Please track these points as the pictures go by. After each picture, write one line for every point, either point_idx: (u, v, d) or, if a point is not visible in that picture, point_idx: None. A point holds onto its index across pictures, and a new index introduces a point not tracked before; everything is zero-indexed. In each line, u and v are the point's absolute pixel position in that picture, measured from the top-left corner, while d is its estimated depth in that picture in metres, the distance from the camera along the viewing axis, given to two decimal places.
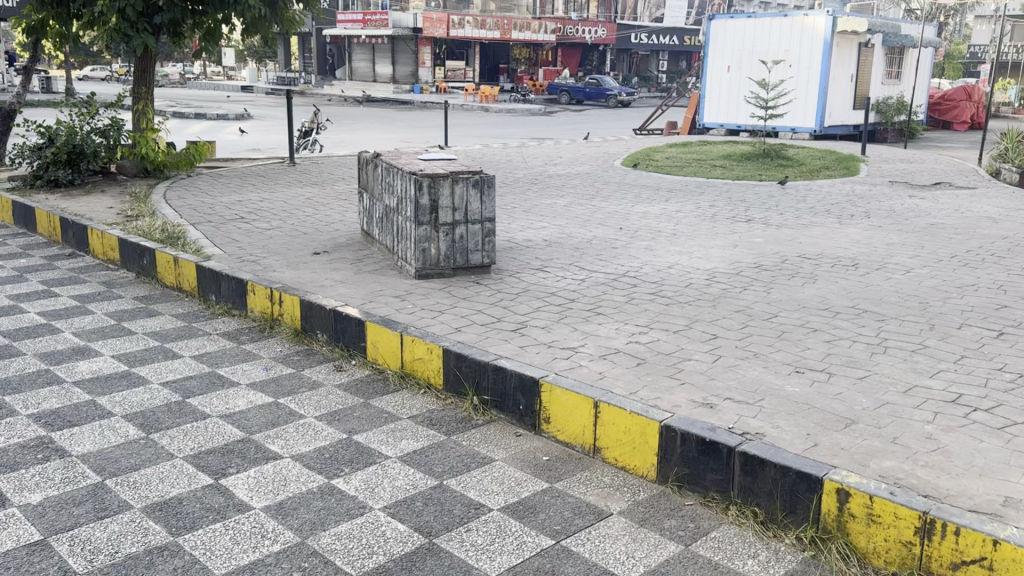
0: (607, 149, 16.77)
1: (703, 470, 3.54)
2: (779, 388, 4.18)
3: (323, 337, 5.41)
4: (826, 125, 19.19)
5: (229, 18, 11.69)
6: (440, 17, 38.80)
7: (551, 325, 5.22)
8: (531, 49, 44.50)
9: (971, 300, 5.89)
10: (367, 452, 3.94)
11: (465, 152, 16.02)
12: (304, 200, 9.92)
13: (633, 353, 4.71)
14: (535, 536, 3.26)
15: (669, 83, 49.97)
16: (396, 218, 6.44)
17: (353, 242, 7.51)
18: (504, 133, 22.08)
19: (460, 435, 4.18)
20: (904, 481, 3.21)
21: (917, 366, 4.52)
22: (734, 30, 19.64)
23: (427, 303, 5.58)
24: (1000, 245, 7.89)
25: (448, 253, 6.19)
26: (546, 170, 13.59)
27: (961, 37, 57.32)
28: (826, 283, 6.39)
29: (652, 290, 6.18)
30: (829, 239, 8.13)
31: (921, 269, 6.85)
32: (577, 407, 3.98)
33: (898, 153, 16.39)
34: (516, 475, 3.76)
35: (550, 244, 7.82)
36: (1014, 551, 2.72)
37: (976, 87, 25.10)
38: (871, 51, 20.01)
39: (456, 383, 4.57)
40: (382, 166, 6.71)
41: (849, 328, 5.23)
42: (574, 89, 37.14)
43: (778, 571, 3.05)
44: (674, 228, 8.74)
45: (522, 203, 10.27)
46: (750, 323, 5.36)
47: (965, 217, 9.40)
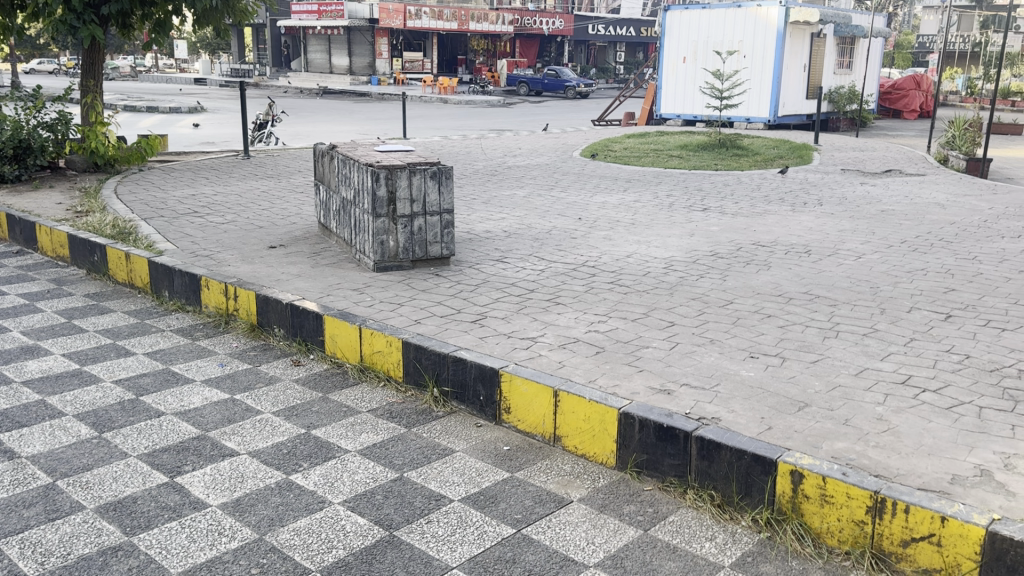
0: (565, 140, 16.81)
1: (661, 455, 3.58)
2: (734, 373, 4.24)
3: (280, 332, 5.34)
4: (780, 115, 19.47)
5: (179, 10, 11.44)
6: (397, 8, 38.47)
7: (510, 315, 5.22)
8: (489, 40, 44.35)
9: (920, 285, 6.03)
10: (326, 447, 3.91)
11: (424, 144, 15.92)
12: (259, 193, 9.79)
13: (592, 342, 4.74)
14: (495, 526, 3.27)
15: (627, 74, 50.18)
16: (353, 210, 6.39)
17: (309, 236, 7.44)
18: (462, 124, 22.01)
19: (421, 427, 4.16)
20: (856, 462, 3.28)
21: (868, 350, 4.61)
22: (689, 20, 19.80)
23: (386, 296, 5.55)
24: (947, 230, 8.09)
25: (407, 245, 6.17)
26: (505, 161, 13.58)
27: (911, 27, 58.44)
28: (779, 270, 6.49)
29: (611, 279, 6.22)
30: (784, 227, 8.25)
31: (872, 255, 6.99)
32: (536, 397, 3.99)
33: (850, 141, 16.68)
34: (477, 466, 3.76)
35: (510, 235, 7.82)
36: (962, 527, 2.79)
37: (924, 76, 25.64)
38: (823, 41, 20.28)
39: (415, 375, 4.55)
40: (338, 158, 6.64)
41: (802, 313, 5.32)
42: (532, 80, 37.10)
43: (735, 553, 3.09)
44: (632, 218, 8.78)
45: (481, 195, 10.26)
46: (706, 310, 5.42)
47: (915, 204, 9.60)
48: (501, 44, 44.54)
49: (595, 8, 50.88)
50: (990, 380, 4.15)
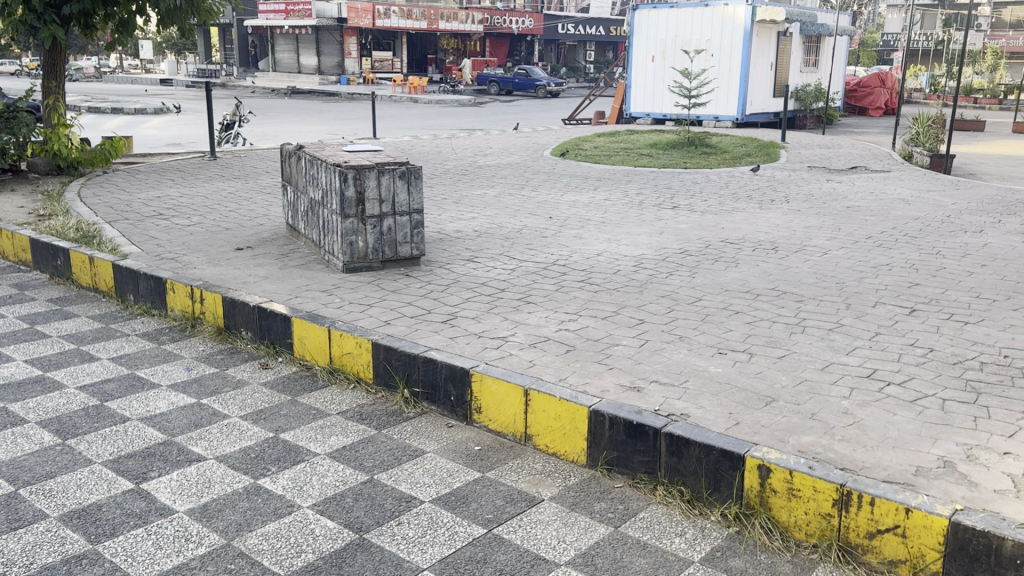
0: (536, 138, 16.83)
1: (631, 452, 3.59)
2: (703, 369, 4.27)
3: (247, 334, 5.29)
4: (747, 113, 19.65)
5: (143, 9, 11.26)
6: (365, 7, 38.19)
7: (481, 315, 5.22)
8: (459, 40, 44.24)
9: (885, 280, 6.11)
10: (294, 450, 3.87)
11: (393, 144, 15.85)
12: (226, 195, 9.69)
13: (563, 341, 4.74)
14: (466, 526, 3.26)
15: (597, 73, 50.33)
16: (321, 211, 6.34)
17: (277, 237, 7.37)
18: (432, 124, 21.97)
19: (391, 429, 4.14)
20: (822, 455, 3.32)
21: (834, 344, 4.66)
22: (657, 20, 19.91)
23: (356, 297, 5.51)
24: (912, 225, 8.21)
25: (376, 245, 6.13)
26: (475, 160, 13.56)
27: (876, 25, 59.23)
28: (747, 267, 6.54)
29: (581, 278, 6.23)
30: (752, 224, 8.31)
31: (838, 251, 7.08)
32: (507, 396, 3.99)
33: (817, 139, 16.86)
34: (448, 466, 3.74)
35: (480, 234, 7.81)
36: (925, 518, 2.83)
37: (889, 74, 26.00)
38: (789, 40, 20.48)
39: (386, 376, 4.52)
40: (305, 158, 6.59)
41: (769, 309, 5.38)
42: (502, 80, 37.10)
43: (704, 548, 3.11)
44: (602, 216, 8.81)
45: (452, 194, 10.22)
46: (676, 307, 5.45)
47: (880, 200, 9.73)
48: (471, 44, 44.44)
49: (565, 8, 50.94)
50: (953, 373, 4.22)
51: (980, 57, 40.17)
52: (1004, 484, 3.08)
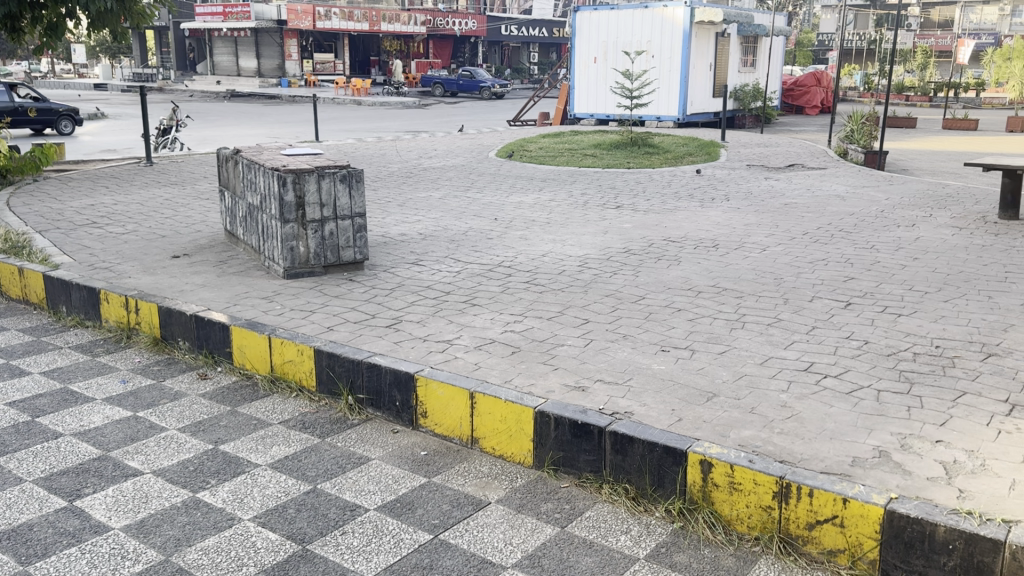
0: (481, 140, 16.83)
1: (577, 452, 3.60)
2: (646, 366, 4.31)
3: (185, 344, 5.17)
4: (688, 113, 19.94)
5: (74, 12, 10.91)
6: (305, 8, 37.70)
7: (425, 318, 5.18)
8: (401, 41, 43.94)
9: (822, 274, 6.25)
10: (234, 462, 3.79)
11: (336, 147, 15.68)
12: (162, 201, 9.47)
13: (508, 342, 4.73)
14: (412, 533, 3.22)
15: (540, 74, 50.57)
16: (260, 216, 6.23)
17: (215, 244, 7.22)
18: (376, 126, 21.79)
19: (335, 437, 4.08)
20: (762, 448, 3.37)
21: (772, 339, 4.75)
22: (598, 21, 20.07)
23: (297, 304, 5.42)
24: (847, 221, 8.42)
25: (318, 250, 6.04)
26: (420, 162, 13.50)
27: (811, 24, 60.57)
28: (689, 265, 6.62)
29: (526, 279, 6.23)
30: (693, 222, 8.43)
31: (776, 247, 7.22)
32: (452, 400, 3.97)
33: (755, 138, 17.20)
34: (393, 473, 3.70)
35: (425, 237, 7.76)
36: (862, 508, 2.89)
37: (824, 73, 26.64)
38: (727, 41, 20.80)
39: (329, 384, 4.46)
40: (242, 163, 6.47)
41: (710, 305, 5.46)
42: (447, 81, 36.99)
43: (649, 545, 3.13)
44: (547, 218, 8.83)
45: (396, 197, 10.15)
46: (620, 306, 5.49)
47: (817, 196, 9.96)
48: (414, 45, 44.20)
49: (507, 9, 51.02)
50: (887, 364, 4.33)
51: (910, 56, 41.51)
52: (935, 471, 3.17)
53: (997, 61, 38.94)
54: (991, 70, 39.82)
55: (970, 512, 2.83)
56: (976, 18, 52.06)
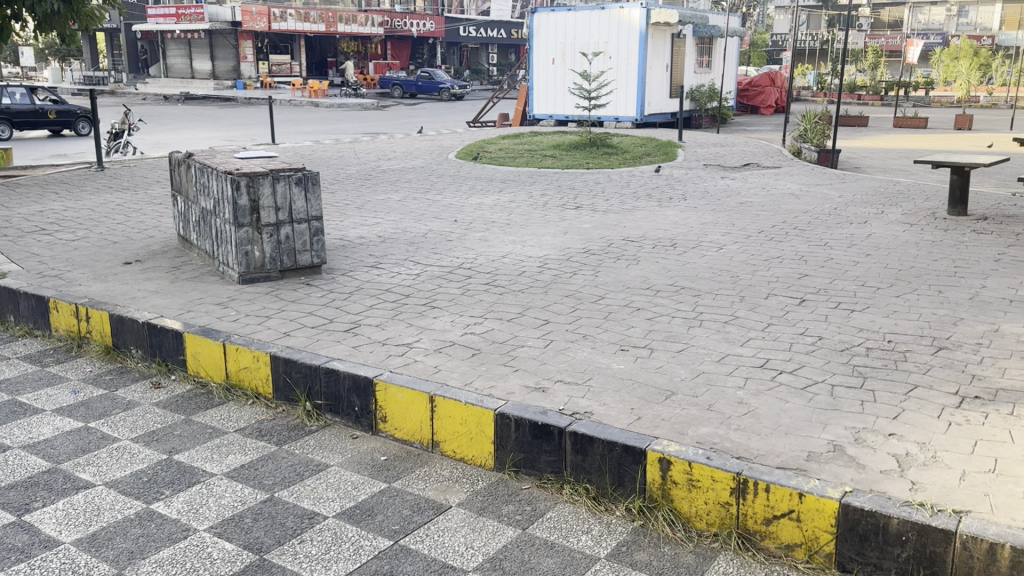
0: (440, 142, 16.81)
1: (537, 454, 3.60)
2: (606, 366, 4.33)
3: (138, 352, 5.07)
4: (645, 113, 20.11)
5: (19, 14, 10.62)
6: (260, 10, 37.29)
7: (385, 322, 5.14)
8: (359, 42, 43.61)
9: (777, 272, 6.33)
10: (189, 471, 3.72)
11: (293, 149, 15.51)
12: (114, 206, 9.28)
13: (468, 345, 4.72)
14: (371, 539, 3.19)
15: (499, 74, 50.61)
16: (213, 221, 6.14)
17: (168, 249, 7.10)
18: (333, 128, 21.62)
19: (292, 444, 4.02)
20: (719, 445, 3.40)
21: (729, 336, 4.80)
22: (555, 22, 20.14)
23: (253, 309, 5.35)
24: (801, 218, 8.55)
25: (274, 254, 5.97)
26: (378, 164, 13.41)
27: (765, 25, 61.45)
28: (648, 264, 6.67)
29: (486, 280, 6.23)
30: (652, 222, 8.49)
31: (733, 245, 7.30)
32: (412, 404, 3.94)
33: (711, 138, 17.37)
34: (353, 479, 3.66)
35: (384, 240, 7.71)
36: (817, 502, 2.93)
37: (778, 73, 27.06)
38: (683, 41, 20.99)
39: (286, 390, 4.40)
40: (195, 167, 6.37)
41: (668, 304, 5.50)
42: (405, 83, 36.81)
43: (610, 544, 3.14)
44: (507, 219, 8.83)
45: (354, 199, 10.07)
46: (579, 306, 5.51)
47: (771, 195, 10.09)
48: (371, 47, 43.93)
49: (465, 10, 50.94)
50: (841, 359, 4.40)
51: (861, 55, 42.42)
52: (888, 464, 3.22)
53: (944, 60, 39.98)
54: (939, 69, 40.79)
55: (922, 503, 2.89)
56: (924, 18, 53.38)
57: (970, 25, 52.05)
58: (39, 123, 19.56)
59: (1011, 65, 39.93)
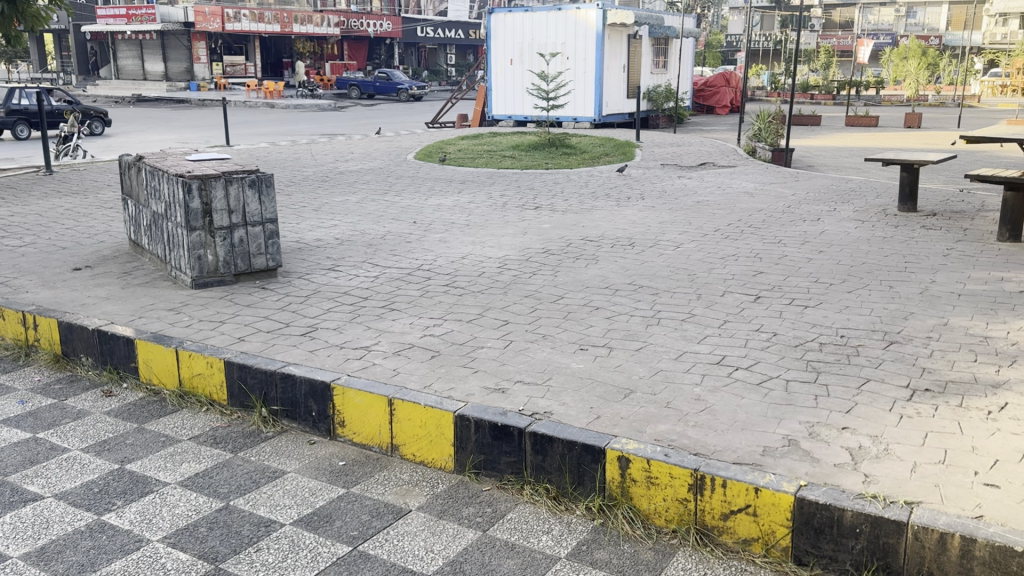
0: (398, 143, 16.74)
1: (497, 454, 3.59)
2: (565, 366, 4.34)
3: (88, 360, 4.95)
4: (604, 114, 20.23)
5: None
6: (213, 11, 36.74)
7: (342, 325, 5.09)
8: (315, 43, 43.18)
9: (734, 269, 6.41)
10: (141, 481, 3.64)
11: (248, 151, 15.30)
12: (63, 211, 9.07)
13: (427, 347, 4.69)
14: (329, 546, 3.16)
15: (457, 75, 50.49)
16: (165, 225, 6.02)
17: (119, 254, 6.95)
18: (289, 130, 21.38)
19: (248, 451, 3.96)
20: (677, 441, 3.43)
21: (686, 334, 4.84)
22: (512, 23, 20.16)
23: (206, 314, 5.26)
24: (756, 216, 8.67)
25: (227, 258, 5.87)
26: (336, 166, 13.30)
27: (720, 25, 62.22)
28: (606, 263, 6.70)
29: (446, 281, 6.21)
30: (610, 222, 8.54)
31: (690, 244, 7.37)
32: (370, 408, 3.90)
33: (668, 138, 17.52)
34: (310, 485, 3.62)
35: (341, 242, 7.64)
36: (772, 496, 2.97)
37: (733, 73, 27.41)
38: (639, 42, 21.13)
39: (241, 396, 4.33)
40: (145, 170, 6.25)
41: (627, 302, 5.53)
42: (363, 84, 36.54)
43: (570, 543, 3.15)
44: (466, 220, 8.80)
45: (312, 202, 9.97)
46: (539, 306, 5.51)
47: (728, 194, 10.20)
48: (327, 47, 43.55)
49: (422, 10, 50.67)
50: (795, 355, 4.46)
51: (813, 56, 43.22)
52: (842, 457, 3.27)
53: (894, 60, 40.85)
54: (888, 69, 41.67)
55: (875, 495, 2.94)
56: (873, 19, 54.54)
57: (918, 26, 53.51)
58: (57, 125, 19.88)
59: (957, 65, 40.98)
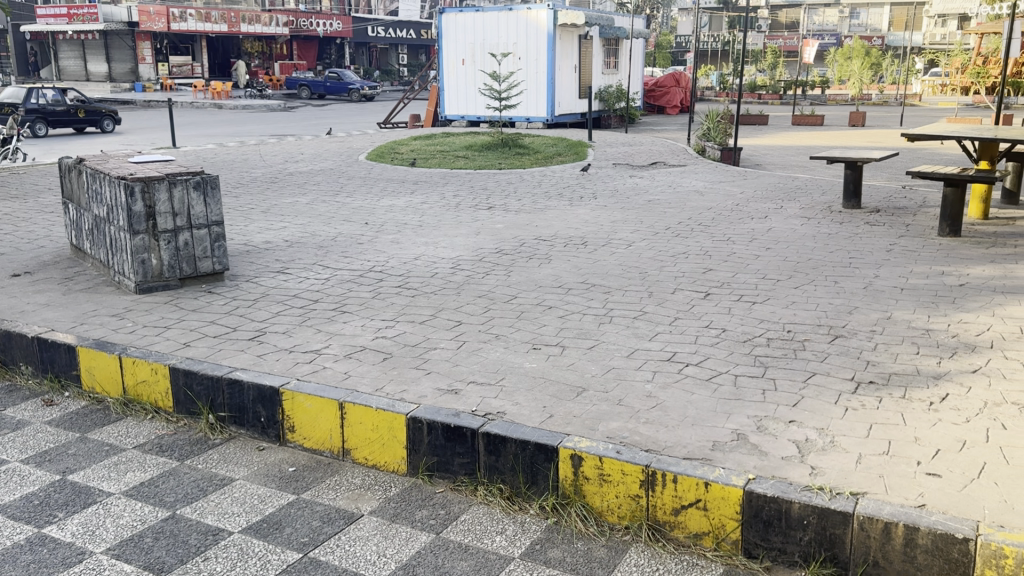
0: (349, 143, 16.59)
1: (450, 456, 3.58)
2: (518, 365, 4.34)
3: (27, 369, 4.82)
4: (556, 114, 20.31)
5: None
6: (158, 10, 35.96)
7: (292, 329, 5.02)
8: (263, 42, 42.59)
9: (684, 267, 6.48)
10: (85, 492, 3.55)
11: (194, 152, 15.01)
12: (1, 216, 8.79)
13: (379, 349, 4.65)
14: (279, 553, 3.11)
15: (409, 75, 50.25)
16: (108, 228, 5.88)
17: (60, 259, 6.76)
18: (238, 131, 21.04)
19: (195, 458, 3.89)
20: (629, 438, 3.45)
21: (638, 331, 4.88)
22: (463, 22, 20.12)
23: (151, 320, 5.15)
24: (706, 215, 8.78)
25: (172, 262, 5.75)
26: (285, 167, 13.12)
27: (669, 26, 62.90)
28: (559, 262, 6.72)
29: (398, 282, 6.17)
30: (563, 221, 8.57)
31: (641, 242, 7.44)
32: (321, 412, 3.86)
33: (620, 137, 17.64)
34: (259, 492, 3.56)
35: (291, 244, 7.55)
36: (722, 490, 3.01)
37: (683, 74, 27.75)
38: (590, 43, 21.26)
39: (188, 403, 4.24)
40: (86, 172, 6.10)
41: (579, 301, 5.56)
42: (313, 84, 36.16)
43: (524, 543, 3.15)
44: (418, 220, 8.76)
45: (260, 203, 9.83)
46: (492, 306, 5.51)
47: (678, 192, 10.32)
48: (276, 47, 42.99)
49: (373, 9, 50.26)
50: (744, 350, 4.53)
51: (760, 57, 43.98)
52: (789, 450, 3.33)
53: (839, 60, 41.76)
54: (833, 69, 42.59)
55: (822, 487, 2.99)
56: (818, 20, 55.61)
57: (862, 26, 54.83)
58: (67, 122, 20.20)
59: (899, 64, 42.05)
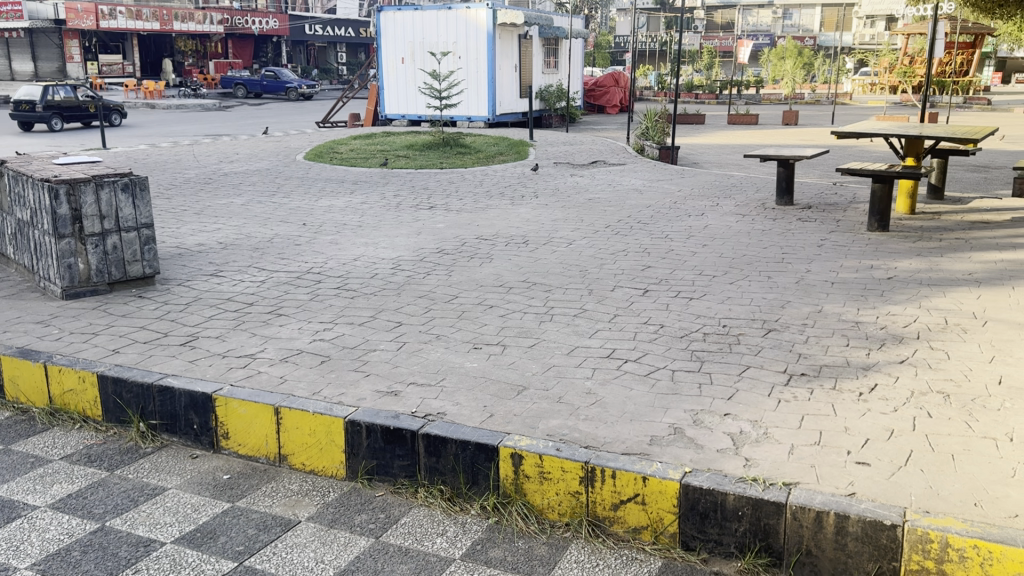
0: (287, 143, 16.34)
1: (390, 458, 3.55)
2: (459, 365, 4.33)
3: None
4: (497, 113, 20.33)
5: None
6: (86, 7, 34.82)
7: (226, 333, 4.92)
8: (197, 41, 41.63)
9: (623, 264, 6.55)
10: (8, 506, 3.42)
11: (124, 153, 14.60)
12: None
13: (317, 352, 4.59)
14: (214, 562, 3.04)
15: (348, 75, 49.73)
16: (32, 232, 5.69)
17: None
18: (172, 130, 20.55)
19: (126, 468, 3.78)
20: (568, 435, 3.47)
21: (578, 329, 4.91)
22: (402, 21, 20.01)
23: (78, 326, 4.99)
24: (644, 212, 8.89)
25: (101, 266, 5.58)
26: (219, 168, 12.86)
27: (607, 25, 63.49)
28: (500, 262, 6.73)
29: (337, 284, 6.09)
30: (503, 220, 8.57)
31: (581, 240, 7.49)
32: (255, 417, 3.79)
33: (561, 136, 17.68)
34: (193, 501, 3.48)
35: (226, 246, 7.39)
36: (659, 484, 3.04)
37: (622, 73, 28.04)
38: (530, 43, 21.33)
39: (117, 411, 4.13)
40: (7, 175, 5.89)
41: (520, 300, 5.57)
42: (250, 83, 35.56)
43: (464, 543, 3.14)
44: (358, 220, 8.68)
45: (194, 204, 9.62)
46: (432, 306, 5.48)
47: (618, 190, 10.43)
48: (211, 46, 42.06)
49: (310, 7, 49.58)
50: (681, 345, 4.60)
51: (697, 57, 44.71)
52: (724, 443, 3.39)
53: (772, 59, 42.73)
54: (768, 68, 43.57)
55: (756, 478, 3.05)
56: (752, 20, 56.81)
57: (794, 27, 56.18)
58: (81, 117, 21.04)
59: (830, 64, 43.19)
